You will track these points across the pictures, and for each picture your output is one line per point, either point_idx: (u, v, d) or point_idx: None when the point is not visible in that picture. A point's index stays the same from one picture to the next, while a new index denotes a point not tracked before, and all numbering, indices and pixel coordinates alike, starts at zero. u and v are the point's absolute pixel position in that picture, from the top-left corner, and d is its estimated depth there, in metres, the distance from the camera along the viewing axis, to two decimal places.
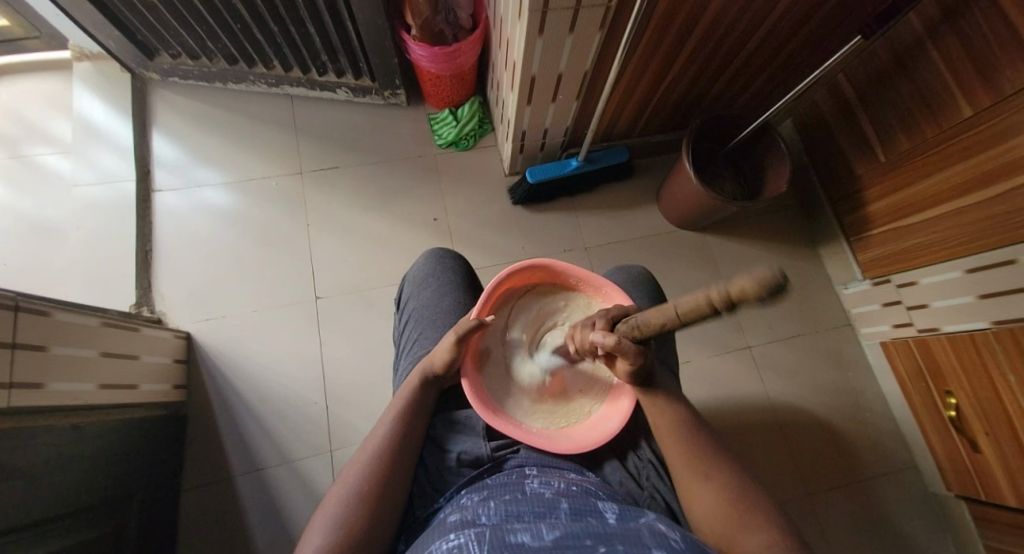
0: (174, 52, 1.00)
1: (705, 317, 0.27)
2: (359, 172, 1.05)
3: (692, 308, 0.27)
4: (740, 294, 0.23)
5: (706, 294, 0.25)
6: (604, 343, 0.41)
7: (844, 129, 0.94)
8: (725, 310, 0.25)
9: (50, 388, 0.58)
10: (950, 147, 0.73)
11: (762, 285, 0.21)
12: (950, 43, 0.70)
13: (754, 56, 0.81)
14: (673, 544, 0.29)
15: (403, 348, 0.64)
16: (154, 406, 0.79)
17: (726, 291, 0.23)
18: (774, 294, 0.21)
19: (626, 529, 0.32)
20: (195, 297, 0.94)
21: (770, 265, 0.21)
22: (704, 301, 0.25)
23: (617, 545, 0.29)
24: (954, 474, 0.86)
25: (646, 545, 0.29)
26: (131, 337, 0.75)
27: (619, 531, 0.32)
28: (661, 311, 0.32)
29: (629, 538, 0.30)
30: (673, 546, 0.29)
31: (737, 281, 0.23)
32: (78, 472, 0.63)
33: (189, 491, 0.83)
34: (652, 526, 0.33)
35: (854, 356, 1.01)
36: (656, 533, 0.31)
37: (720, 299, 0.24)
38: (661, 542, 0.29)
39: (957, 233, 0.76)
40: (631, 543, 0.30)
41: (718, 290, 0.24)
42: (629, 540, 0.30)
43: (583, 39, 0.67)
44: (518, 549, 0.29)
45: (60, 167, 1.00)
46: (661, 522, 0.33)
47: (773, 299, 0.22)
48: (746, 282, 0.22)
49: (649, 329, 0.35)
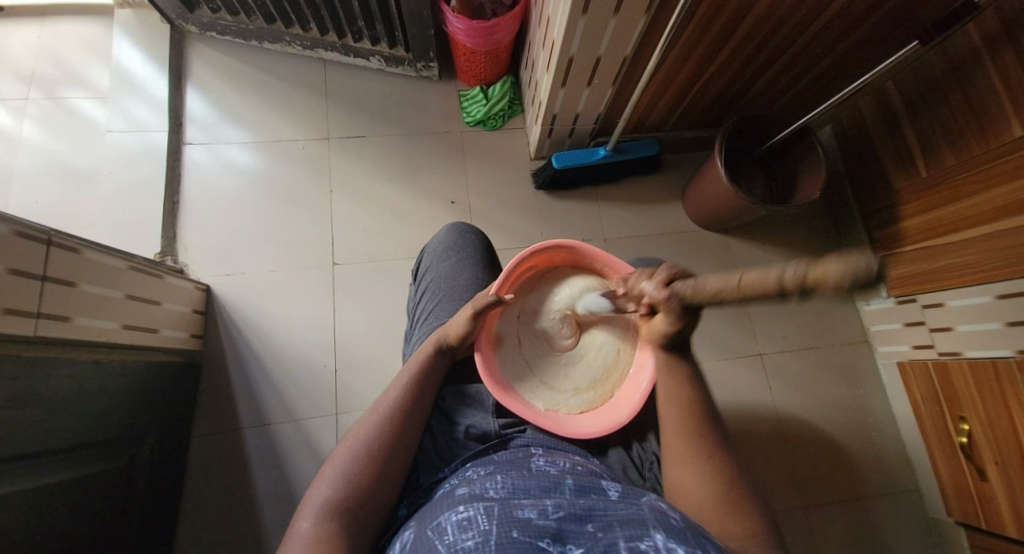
0: (214, 6, 1.00)
1: (769, 297, 0.28)
2: (385, 142, 1.05)
3: (757, 288, 0.28)
4: (818, 278, 0.24)
5: (781, 272, 0.26)
6: (654, 293, 0.42)
7: (887, 140, 0.91)
8: (794, 293, 0.26)
9: (76, 322, 0.60)
10: (998, 168, 0.70)
11: (852, 271, 0.22)
12: (1008, 57, 0.67)
13: (801, 55, 0.78)
14: (673, 521, 0.30)
15: (418, 318, 0.65)
16: (172, 351, 0.82)
17: (806, 272, 0.24)
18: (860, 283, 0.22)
19: (628, 509, 0.33)
20: (217, 252, 0.96)
21: (871, 255, 0.22)
22: (776, 280, 0.26)
23: (620, 525, 0.30)
24: (956, 500, 0.85)
25: (647, 523, 0.30)
26: (155, 283, 0.77)
27: (620, 508, 0.33)
28: (715, 284, 0.33)
29: (630, 516, 0.31)
30: (672, 523, 0.30)
31: (821, 264, 0.24)
32: (97, 407, 0.66)
33: (198, 438, 0.85)
34: (654, 504, 0.33)
35: (868, 374, 0.99)
36: (657, 512, 0.32)
37: (798, 281, 0.25)
38: (660, 519, 0.30)
39: (992, 258, 0.73)
40: (632, 523, 0.30)
41: (796, 271, 0.25)
42: (630, 519, 0.31)
43: (626, 23, 0.65)
44: (526, 526, 0.30)
45: (96, 114, 1.02)
46: (662, 502, 0.34)
47: (853, 288, 0.23)
48: (840, 269, 0.22)
49: (699, 297, 0.35)
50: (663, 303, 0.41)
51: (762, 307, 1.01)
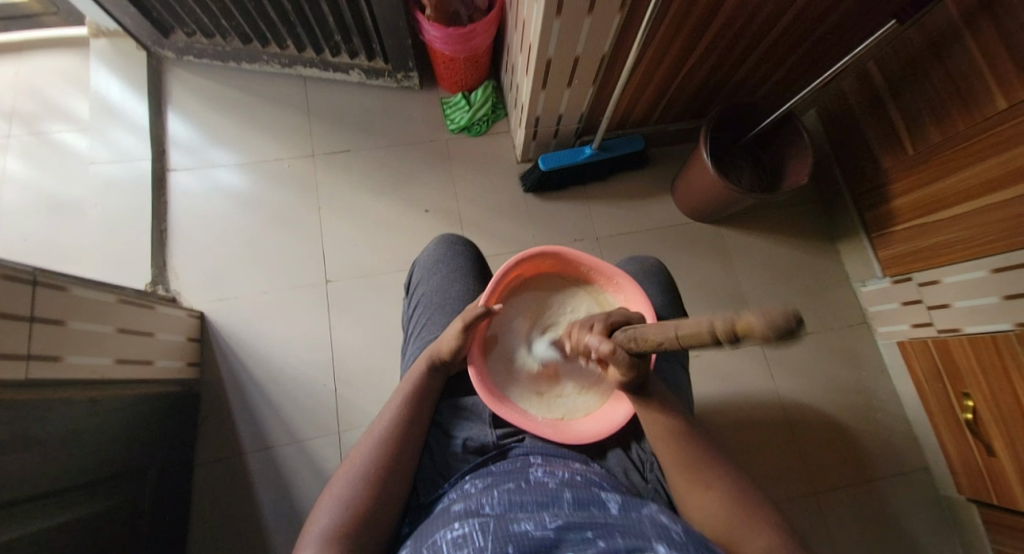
0: (189, 30, 1.00)
1: (708, 345, 0.25)
2: (370, 155, 1.05)
3: (696, 335, 0.25)
4: (744, 329, 0.21)
5: (710, 322, 0.23)
6: (598, 347, 0.40)
7: (871, 121, 0.91)
8: (728, 342, 0.23)
9: (69, 361, 0.59)
10: (984, 140, 0.70)
11: (770, 322, 0.19)
12: (988, 31, 0.67)
13: (780, 40, 0.78)
14: (674, 535, 0.29)
15: (412, 333, 0.64)
16: (169, 381, 0.81)
17: (732, 324, 0.21)
18: (784, 338, 0.19)
19: (628, 521, 0.32)
20: (208, 277, 0.96)
21: (783, 301, 0.19)
22: (708, 328, 0.24)
23: (618, 538, 0.29)
24: (966, 478, 0.85)
25: (646, 536, 0.29)
26: (145, 314, 0.76)
27: (621, 522, 0.32)
28: (658, 331, 0.31)
29: (630, 528, 0.30)
30: (674, 537, 0.29)
31: (744, 315, 0.20)
32: (95, 444, 0.65)
33: (201, 466, 0.85)
34: (655, 516, 0.32)
35: (869, 355, 0.99)
36: (659, 525, 0.30)
37: (726, 331, 0.22)
38: (661, 533, 0.29)
39: (986, 231, 0.73)
40: (632, 535, 0.29)
41: (727, 321, 0.22)
42: (629, 532, 0.30)
43: (601, 21, 0.65)
44: (522, 540, 0.30)
45: (78, 145, 1.02)
46: (664, 513, 0.33)
47: (786, 338, 0.20)
48: (754, 317, 0.19)
49: (641, 346, 0.34)
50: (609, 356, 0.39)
51: (758, 296, 1.01)
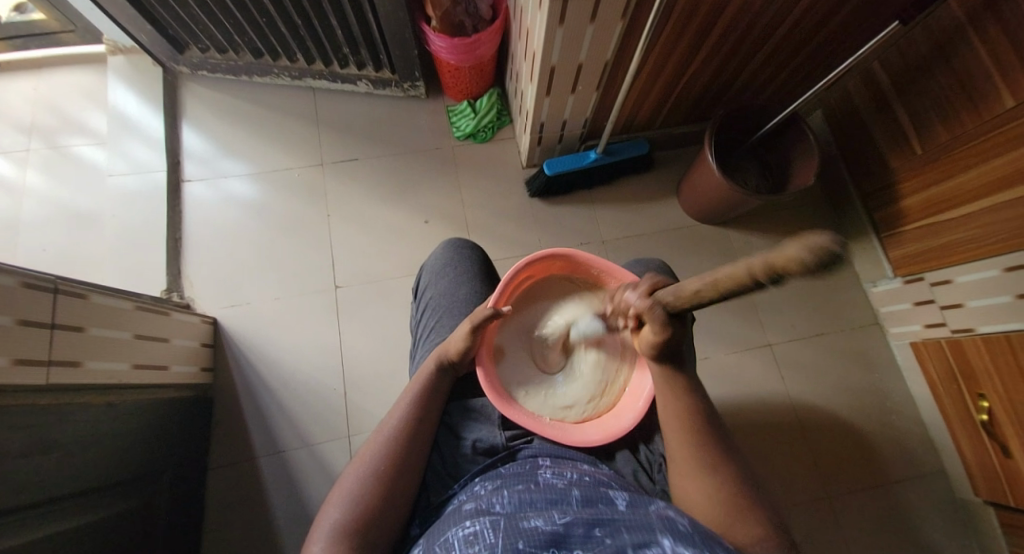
0: (202, 45, 1.03)
1: (744, 288, 0.26)
2: (378, 163, 1.07)
3: (728, 277, 0.27)
4: (782, 264, 0.22)
5: (747, 264, 0.24)
6: (639, 303, 0.43)
7: (879, 120, 0.90)
8: (766, 281, 0.24)
9: (88, 366, 0.61)
10: (993, 139, 0.69)
11: (811, 251, 0.21)
12: (993, 30, 0.66)
13: (783, 43, 0.78)
14: (680, 527, 0.29)
15: (421, 336, 0.65)
16: (183, 387, 0.83)
17: (770, 260, 0.23)
18: (819, 264, 0.21)
19: (635, 516, 0.32)
20: (221, 284, 0.98)
21: (823, 230, 0.20)
22: (745, 271, 0.25)
23: (627, 534, 0.29)
24: (982, 479, 0.83)
25: (654, 528, 0.29)
26: (161, 321, 0.78)
27: (627, 518, 0.32)
28: (693, 283, 0.32)
29: (636, 524, 0.30)
30: (679, 529, 0.29)
31: (782, 250, 0.22)
32: (113, 448, 0.67)
33: (214, 470, 0.86)
34: (661, 510, 0.32)
35: (881, 356, 0.97)
36: (665, 519, 0.31)
37: (762, 269, 0.23)
38: (668, 526, 0.29)
39: (997, 230, 0.72)
40: (639, 530, 0.29)
41: (761, 259, 0.24)
42: (637, 526, 0.30)
43: (603, 28, 0.66)
44: (532, 536, 0.30)
45: (96, 158, 1.05)
46: (670, 507, 0.33)
47: (820, 269, 0.21)
48: (794, 249, 0.21)
49: (676, 301, 0.35)
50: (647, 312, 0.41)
51: (767, 298, 1.00)
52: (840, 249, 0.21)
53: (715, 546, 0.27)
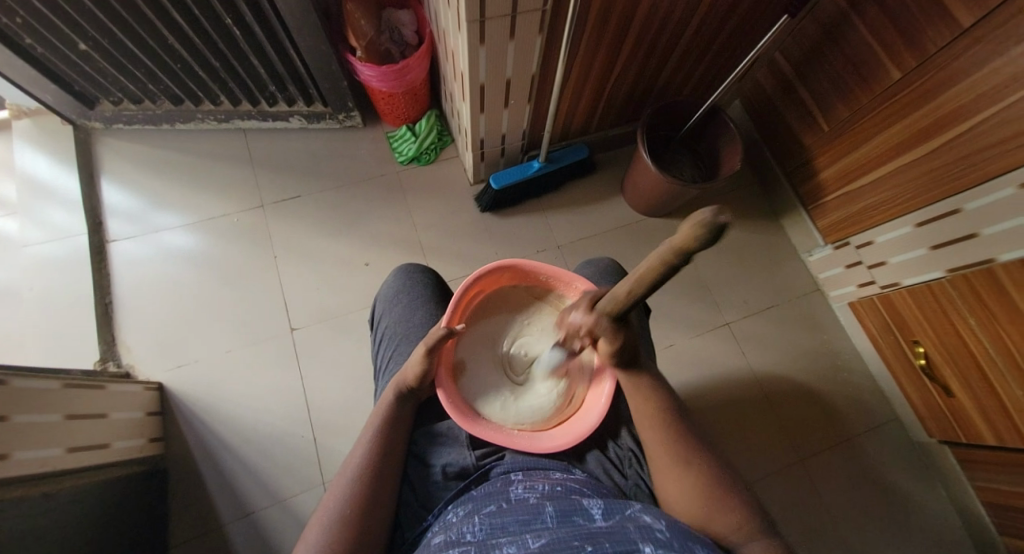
0: (116, 98, 0.98)
1: (666, 274, 0.25)
2: (321, 198, 1.04)
3: (651, 270, 0.26)
4: (685, 246, 0.21)
5: (659, 251, 0.23)
6: (583, 320, 0.41)
7: (788, 104, 0.98)
8: (681, 263, 0.23)
9: (15, 458, 0.55)
10: (888, 110, 0.77)
11: (698, 229, 0.19)
12: (873, 13, 0.74)
13: (693, 43, 0.84)
14: (659, 535, 0.29)
15: (381, 368, 0.63)
16: (129, 463, 0.76)
17: (673, 244, 0.21)
18: (713, 238, 0.19)
19: (612, 527, 0.32)
20: (164, 346, 0.91)
21: (703, 203, 0.19)
22: (658, 260, 0.24)
23: (603, 543, 0.29)
24: (933, 421, 0.89)
25: (632, 538, 0.29)
26: (97, 395, 0.72)
27: (604, 529, 0.31)
28: (626, 281, 0.31)
29: (615, 534, 0.30)
30: (660, 536, 0.29)
31: (679, 232, 0.21)
32: (53, 545, 0.60)
33: (177, 547, 0.79)
34: (638, 518, 0.32)
35: (827, 320, 1.04)
36: (642, 527, 0.31)
37: (671, 254, 0.22)
38: (647, 535, 0.29)
39: (904, 190, 0.79)
40: (618, 540, 0.29)
41: (668, 246, 0.23)
42: (615, 537, 0.29)
43: (525, 44, 0.68)
44: None
45: (8, 230, 0.96)
46: (647, 513, 0.33)
47: (716, 243, 0.20)
48: (686, 230, 0.20)
49: (618, 304, 0.34)
50: (592, 327, 0.40)
51: (717, 279, 1.05)
52: (729, 217, 0.19)
53: (693, 549, 0.28)
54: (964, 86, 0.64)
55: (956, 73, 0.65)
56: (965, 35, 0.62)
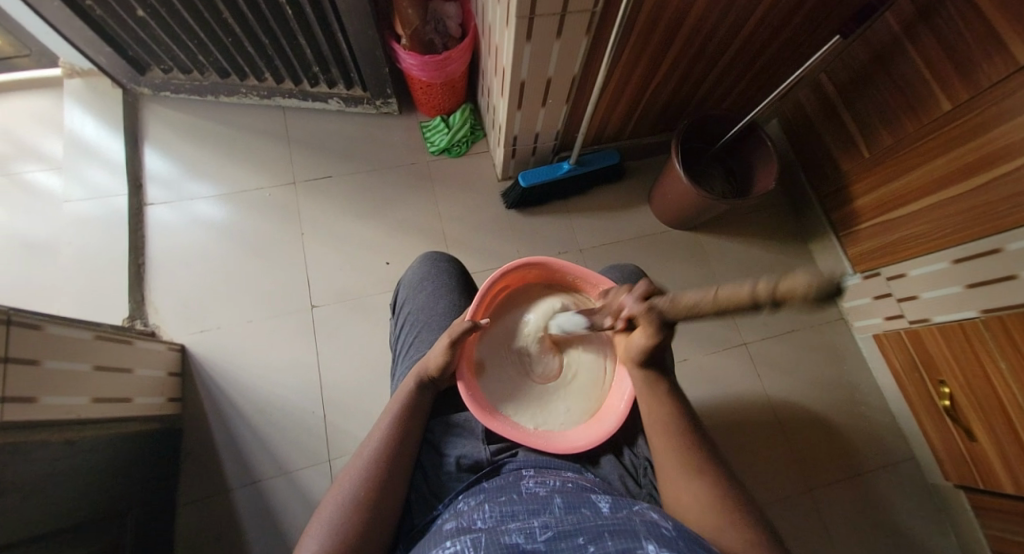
0: (165, 66, 1.01)
1: (741, 310, 0.29)
2: (352, 180, 1.06)
3: (732, 301, 0.29)
4: (787, 292, 0.26)
5: (750, 288, 0.28)
6: (635, 306, 0.43)
7: (829, 127, 0.96)
8: (764, 305, 0.28)
9: (44, 402, 0.57)
10: (933, 141, 0.75)
11: (818, 281, 0.25)
12: (928, 41, 0.72)
13: (738, 57, 0.83)
14: (665, 531, 0.29)
15: (400, 352, 0.64)
16: (148, 420, 0.78)
17: (775, 288, 0.27)
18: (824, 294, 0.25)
19: (618, 520, 0.32)
20: (189, 310, 0.94)
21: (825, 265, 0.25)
22: (746, 293, 0.28)
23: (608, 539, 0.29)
24: (951, 464, 0.87)
25: (638, 533, 0.29)
26: (124, 350, 0.74)
27: (611, 522, 0.31)
28: (689, 297, 0.34)
29: (620, 528, 0.30)
30: (665, 533, 0.29)
31: (788, 280, 0.26)
32: (70, 490, 0.62)
33: (184, 506, 0.81)
34: (646, 515, 0.32)
35: (848, 350, 1.02)
36: (650, 523, 0.30)
37: (769, 296, 0.27)
38: (653, 531, 0.29)
39: (944, 225, 0.77)
40: (621, 533, 0.29)
41: (764, 286, 0.27)
42: (622, 530, 0.29)
43: (570, 44, 0.68)
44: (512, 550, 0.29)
45: (53, 185, 1.00)
46: (655, 511, 0.33)
47: (820, 300, 0.26)
48: (803, 280, 0.25)
49: (670, 313, 0.37)
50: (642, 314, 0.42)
51: (739, 298, 1.03)
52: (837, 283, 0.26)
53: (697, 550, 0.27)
54: (1017, 122, 0.62)
55: (1010, 109, 0.63)
56: (1023, 71, 0.60)
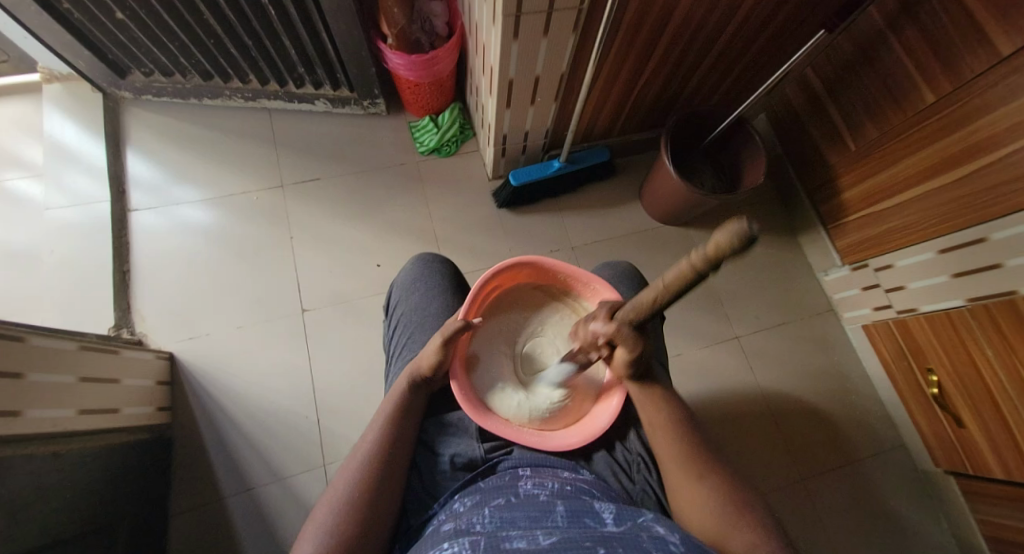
0: (146, 69, 0.99)
1: (693, 282, 0.24)
2: (341, 182, 1.05)
3: (676, 278, 0.25)
4: (715, 252, 0.20)
5: (687, 259, 0.23)
6: (603, 329, 0.41)
7: (816, 120, 0.97)
8: (707, 271, 0.23)
9: (28, 416, 0.56)
10: (918, 133, 0.76)
11: (733, 236, 0.18)
12: (911, 34, 0.73)
13: (725, 53, 0.83)
14: (673, 546, 0.29)
15: (393, 354, 0.63)
16: (137, 430, 0.77)
17: (704, 252, 0.21)
18: (747, 244, 0.18)
19: (625, 533, 0.31)
20: (176, 317, 0.92)
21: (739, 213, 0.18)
22: (687, 267, 0.23)
23: (615, 548, 0.28)
24: (940, 450, 0.88)
25: (645, 546, 0.28)
26: (111, 360, 0.73)
27: (617, 534, 0.31)
28: (650, 290, 0.30)
29: (627, 541, 0.30)
30: (673, 548, 0.28)
31: (709, 239, 0.20)
32: (58, 504, 0.61)
33: (176, 516, 0.80)
34: (651, 527, 0.32)
35: (839, 341, 1.03)
36: (656, 537, 0.30)
37: (702, 262, 0.21)
38: (660, 545, 0.29)
39: (930, 216, 0.78)
40: (630, 544, 0.29)
41: (697, 254, 0.22)
42: (628, 542, 0.29)
43: (557, 41, 0.68)
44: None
45: (33, 192, 0.98)
46: (660, 524, 0.32)
47: (746, 249, 0.19)
48: (718, 237, 0.19)
49: (642, 310, 0.34)
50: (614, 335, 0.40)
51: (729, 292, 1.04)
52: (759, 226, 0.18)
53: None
54: (1000, 113, 0.63)
55: (992, 101, 0.64)
56: (1006, 62, 0.61)
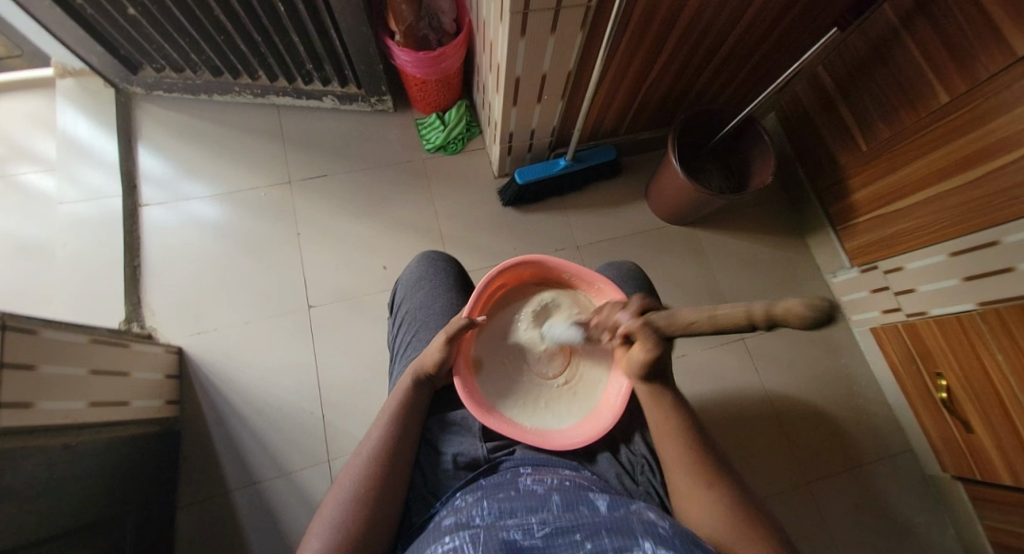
0: (157, 65, 1.00)
1: (739, 330, 0.28)
2: (348, 179, 1.05)
3: (726, 318, 0.28)
4: (785, 315, 0.25)
5: (748, 309, 0.27)
6: (630, 323, 0.41)
7: (826, 120, 0.95)
8: (763, 326, 0.27)
9: (40, 407, 0.57)
10: (931, 134, 0.75)
11: (813, 307, 0.23)
12: (925, 32, 0.72)
13: (735, 50, 0.82)
14: (660, 530, 0.29)
15: (398, 352, 0.64)
16: (146, 422, 0.78)
17: (773, 311, 0.25)
18: (821, 319, 0.24)
19: (616, 520, 0.32)
20: (186, 311, 0.93)
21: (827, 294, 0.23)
22: (746, 315, 0.27)
23: (604, 539, 0.29)
24: (948, 455, 0.87)
25: (634, 533, 0.29)
26: (120, 353, 0.74)
27: (608, 521, 0.32)
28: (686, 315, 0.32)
29: (618, 528, 0.30)
30: (660, 531, 0.29)
31: (784, 302, 0.25)
32: (67, 494, 0.62)
33: (184, 507, 0.81)
34: (642, 513, 0.32)
35: (846, 343, 1.02)
36: (645, 521, 0.31)
37: (765, 315, 0.26)
38: (648, 530, 0.29)
39: (942, 217, 0.77)
40: (620, 533, 0.29)
41: (762, 307, 0.26)
42: (617, 530, 0.30)
43: (565, 39, 0.67)
44: (511, 547, 0.29)
45: (46, 187, 0.99)
46: (651, 510, 0.33)
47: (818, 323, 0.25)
48: (802, 303, 0.24)
49: (670, 326, 0.35)
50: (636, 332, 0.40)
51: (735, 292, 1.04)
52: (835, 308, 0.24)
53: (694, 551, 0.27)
54: (1014, 114, 0.62)
55: (1007, 101, 0.63)
56: (1022, 62, 0.60)
